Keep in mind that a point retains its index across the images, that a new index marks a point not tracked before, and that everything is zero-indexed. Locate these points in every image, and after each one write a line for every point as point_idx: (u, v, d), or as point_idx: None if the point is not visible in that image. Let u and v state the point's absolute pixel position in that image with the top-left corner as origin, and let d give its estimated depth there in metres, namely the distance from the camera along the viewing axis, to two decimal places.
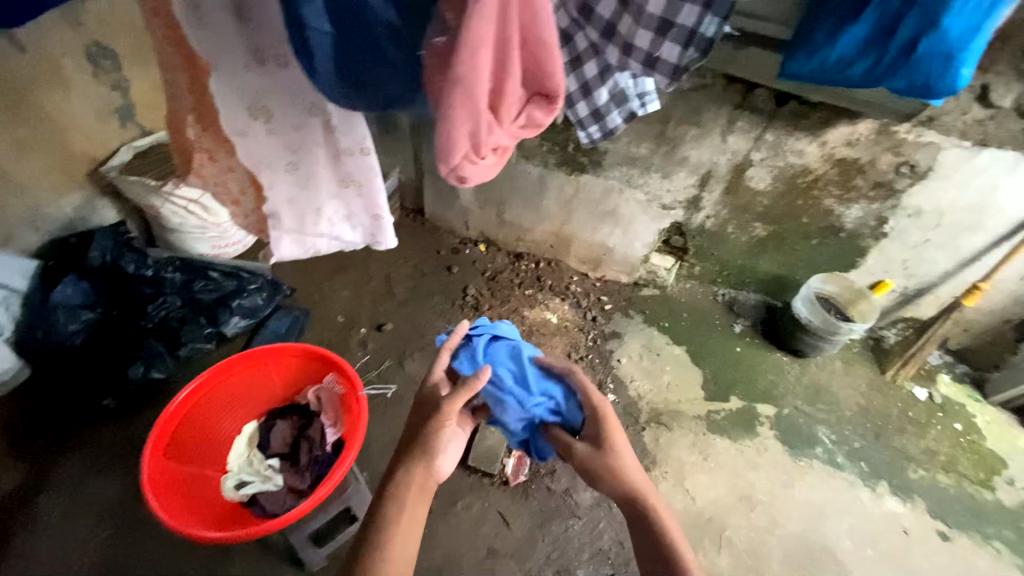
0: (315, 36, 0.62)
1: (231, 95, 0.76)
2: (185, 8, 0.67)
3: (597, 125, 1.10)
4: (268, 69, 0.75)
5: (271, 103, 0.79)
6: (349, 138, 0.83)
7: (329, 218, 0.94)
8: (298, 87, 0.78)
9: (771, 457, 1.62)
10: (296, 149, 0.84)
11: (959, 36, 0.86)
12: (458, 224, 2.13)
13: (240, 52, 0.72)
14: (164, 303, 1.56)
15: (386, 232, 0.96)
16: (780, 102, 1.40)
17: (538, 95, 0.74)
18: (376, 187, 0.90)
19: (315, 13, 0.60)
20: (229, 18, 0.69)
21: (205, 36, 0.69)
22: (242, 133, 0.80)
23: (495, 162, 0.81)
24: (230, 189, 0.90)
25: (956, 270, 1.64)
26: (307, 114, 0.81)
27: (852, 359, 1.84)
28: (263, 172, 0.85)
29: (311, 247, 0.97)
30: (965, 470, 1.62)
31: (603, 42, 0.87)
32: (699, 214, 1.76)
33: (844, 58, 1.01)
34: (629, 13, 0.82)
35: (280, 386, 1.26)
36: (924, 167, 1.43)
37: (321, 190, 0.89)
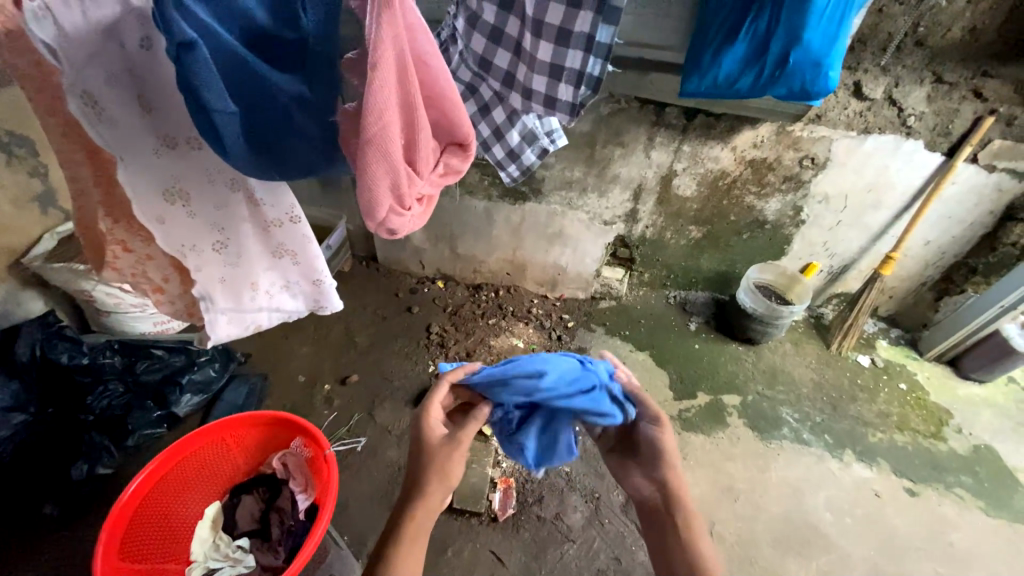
0: (221, 118, 0.60)
1: (142, 182, 0.69)
2: (82, 105, 0.60)
3: (515, 164, 1.19)
4: (180, 151, 0.70)
5: (188, 185, 0.73)
6: (276, 209, 0.80)
7: (267, 290, 0.88)
8: (215, 164, 0.73)
9: (744, 445, 1.68)
10: (223, 227, 0.78)
11: (820, 47, 1.02)
12: (413, 265, 2.14)
13: (147, 140, 0.67)
14: (105, 391, 1.45)
15: (330, 296, 0.93)
16: (690, 117, 1.54)
17: (450, 144, 0.81)
18: (312, 254, 0.87)
19: (219, 96, 0.58)
20: (129, 107, 0.63)
21: (106, 131, 0.63)
22: (159, 221, 0.72)
23: (421, 211, 0.84)
24: (152, 278, 0.85)
25: (870, 244, 1.81)
26: (230, 192, 0.76)
27: (799, 338, 1.97)
28: (188, 256, 0.77)
29: (251, 323, 0.89)
30: (916, 426, 1.74)
31: (506, 89, 0.97)
32: (639, 225, 1.87)
33: (730, 76, 1.14)
34: (522, 62, 0.90)
35: (242, 461, 1.20)
36: (822, 158, 1.61)
37: (255, 264, 0.83)
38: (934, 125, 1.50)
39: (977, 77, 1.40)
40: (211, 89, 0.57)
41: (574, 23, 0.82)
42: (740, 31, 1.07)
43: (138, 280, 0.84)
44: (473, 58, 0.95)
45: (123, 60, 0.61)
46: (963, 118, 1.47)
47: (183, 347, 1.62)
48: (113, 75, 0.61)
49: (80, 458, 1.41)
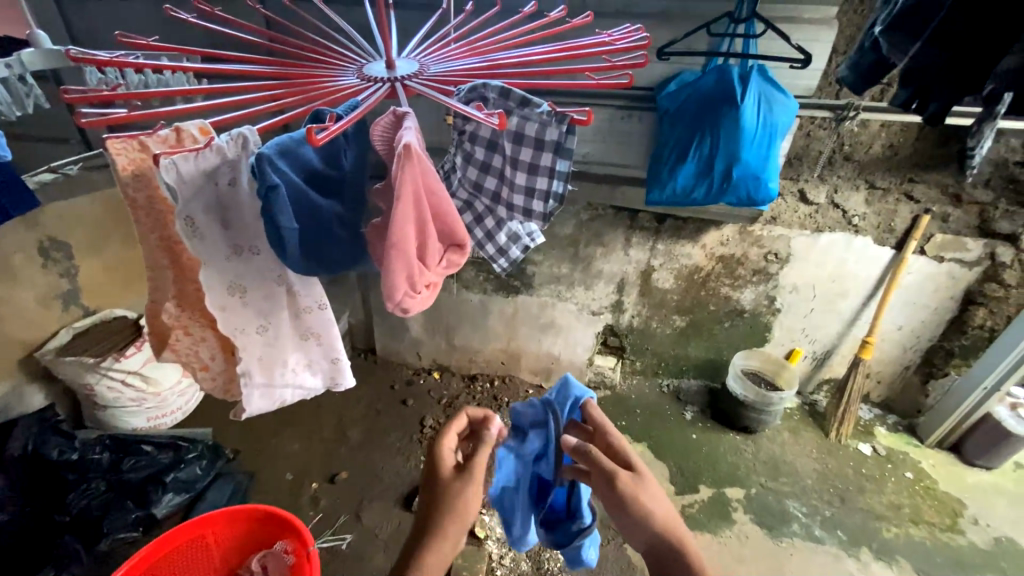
0: (287, 232, 0.70)
1: (213, 279, 0.76)
2: (184, 227, 0.71)
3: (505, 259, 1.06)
4: (246, 257, 0.78)
5: (247, 280, 0.79)
6: (308, 298, 0.86)
7: (294, 367, 0.90)
8: (270, 264, 0.80)
9: (753, 544, 1.58)
10: (267, 313, 0.83)
11: (756, 165, 1.24)
12: (410, 357, 2.20)
13: (222, 249, 0.75)
14: (87, 489, 1.42)
15: (347, 373, 0.95)
16: (660, 221, 1.75)
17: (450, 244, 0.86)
18: (334, 334, 0.92)
19: (288, 216, 0.69)
20: (216, 226, 0.73)
21: (197, 242, 0.72)
22: (221, 309, 0.78)
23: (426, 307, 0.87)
24: (200, 356, 0.86)
25: (846, 330, 1.90)
26: (277, 286, 0.82)
27: (797, 426, 1.95)
28: (237, 337, 0.81)
29: (279, 399, 0.89)
30: (930, 518, 1.66)
31: (494, 205, 0.94)
32: (625, 315, 1.98)
33: (686, 187, 1.33)
34: (505, 185, 0.89)
35: (220, 563, 1.13)
36: (784, 253, 1.78)
37: (287, 345, 0.87)
38: (878, 224, 1.70)
39: (905, 183, 1.63)
40: (284, 214, 0.68)
41: (540, 158, 0.82)
42: (688, 154, 1.29)
43: (189, 360, 0.86)
44: (467, 180, 0.95)
45: (216, 195, 0.71)
46: (902, 217, 1.67)
47: (173, 443, 1.61)
48: (209, 205, 0.71)
49: (47, 564, 1.32)
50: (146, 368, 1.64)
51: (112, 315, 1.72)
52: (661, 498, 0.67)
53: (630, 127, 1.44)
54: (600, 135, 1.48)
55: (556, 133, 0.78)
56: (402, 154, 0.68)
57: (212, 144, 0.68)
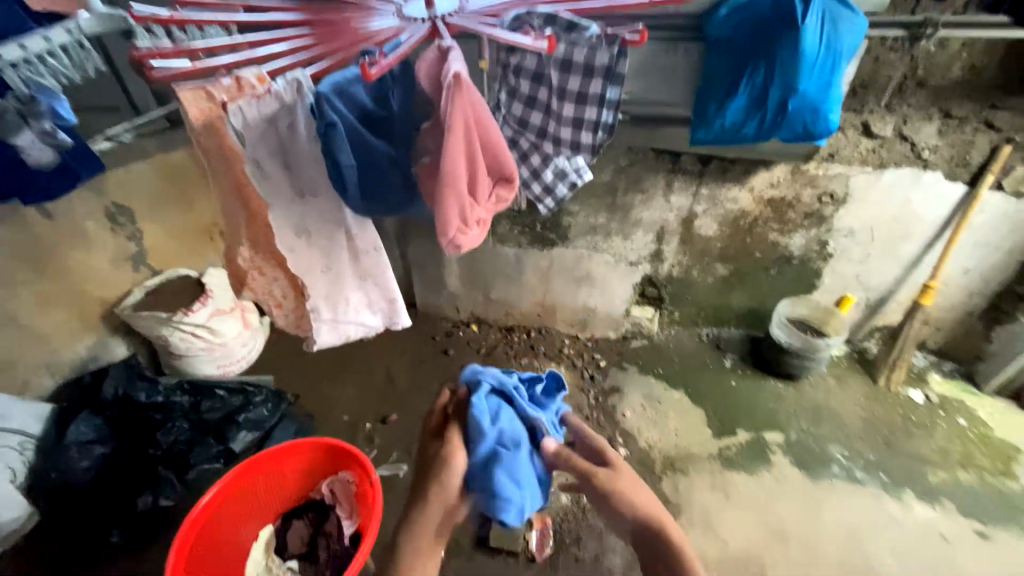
0: (347, 170, 0.80)
1: (283, 220, 0.90)
2: (251, 169, 0.82)
3: (550, 197, 1.13)
4: (307, 201, 0.90)
5: (309, 224, 0.92)
6: (365, 241, 0.99)
7: (355, 307, 1.06)
8: (329, 208, 0.92)
9: (790, 485, 1.60)
10: (329, 255, 0.98)
11: (816, 94, 1.14)
12: (449, 310, 2.27)
13: (287, 192, 0.88)
14: (173, 428, 1.60)
15: (402, 313, 1.10)
16: (704, 163, 1.66)
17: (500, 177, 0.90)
18: (389, 276, 1.05)
19: (347, 154, 0.78)
20: (279, 168, 0.84)
21: (266, 184, 0.84)
22: (288, 247, 0.93)
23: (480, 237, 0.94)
24: (275, 294, 1.03)
25: (905, 274, 1.79)
26: (337, 228, 0.96)
27: (844, 374, 1.91)
28: (305, 277, 0.97)
29: (343, 333, 1.08)
30: (983, 464, 1.62)
31: (540, 141, 0.99)
32: (664, 265, 1.94)
33: (735, 123, 1.25)
34: (552, 119, 0.94)
35: (294, 488, 1.24)
36: (841, 193, 1.66)
37: (347, 283, 1.03)
38: (950, 158, 1.54)
39: (985, 110, 1.46)
40: (343, 153, 0.78)
41: (588, 87, 0.87)
42: (739, 86, 1.19)
43: (265, 297, 1.03)
44: (512, 116, 0.98)
45: (277, 137, 0.81)
46: (979, 148, 1.51)
47: (241, 388, 1.76)
48: (272, 150, 0.81)
49: (146, 490, 1.50)
50: (212, 321, 1.77)
51: (175, 274, 1.83)
52: (642, 492, 0.88)
53: (676, 61, 1.34)
54: (643, 72, 1.38)
55: (607, 56, 0.83)
56: (452, 86, 0.72)
57: (272, 89, 0.75)
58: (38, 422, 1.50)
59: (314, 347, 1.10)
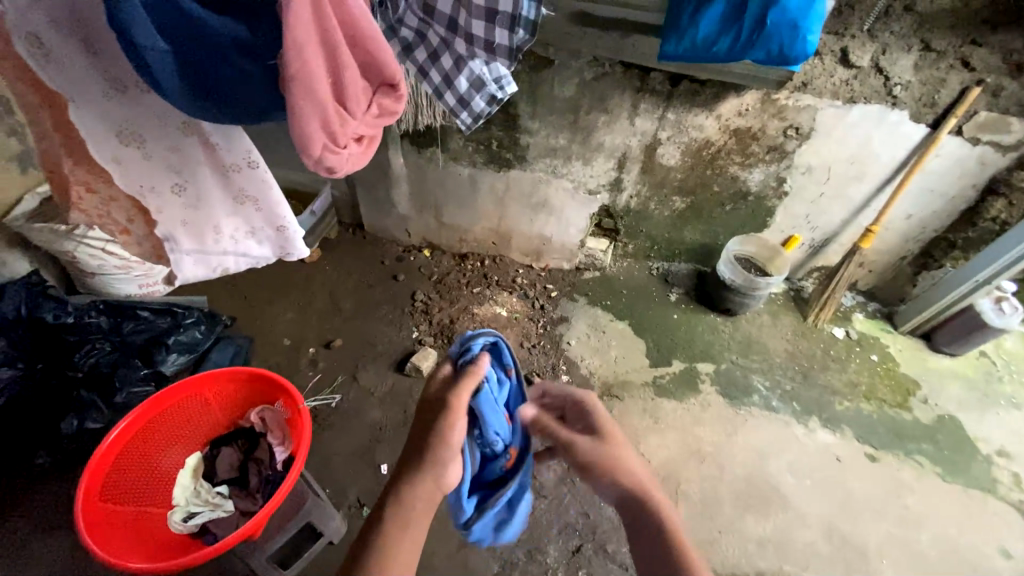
0: (152, 56, 0.56)
1: (97, 124, 0.69)
2: (27, 46, 0.60)
3: (466, 111, 1.12)
4: (131, 96, 0.70)
5: (142, 129, 0.73)
6: (235, 153, 0.81)
7: (232, 235, 0.91)
8: (165, 108, 0.73)
9: (714, 411, 1.73)
10: (180, 172, 0.80)
11: (797, 9, 1.00)
12: (399, 233, 2.16)
13: (97, 84, 0.66)
14: (93, 349, 1.48)
15: (296, 242, 0.96)
16: (674, 84, 1.52)
17: (383, 84, 0.80)
18: (273, 199, 0.89)
19: (147, 33, 0.54)
20: (77, 49, 0.63)
21: (56, 75, 0.63)
22: (116, 161, 0.74)
23: (359, 152, 0.82)
24: (117, 217, 0.82)
25: (851, 217, 1.81)
26: (189, 137, 0.77)
27: (778, 310, 2.00)
28: (149, 198, 0.80)
29: (218, 265, 0.94)
30: (883, 395, 1.79)
31: (450, 35, 0.98)
32: (623, 195, 1.87)
33: (709, 37, 1.12)
34: (462, 7, 0.92)
35: (221, 415, 1.20)
36: (807, 128, 1.59)
37: (215, 209, 0.86)
38: (919, 96, 1.47)
39: (965, 46, 1.36)
40: (137, 22, 0.52)
41: None
42: None
43: (105, 221, 0.81)
44: (417, 3, 0.95)
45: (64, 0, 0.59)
46: (949, 88, 1.44)
47: (170, 310, 1.65)
48: (52, 15, 0.59)
49: (70, 413, 1.42)
50: None
51: None
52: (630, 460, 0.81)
53: None
54: None
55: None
56: None
57: None
58: None
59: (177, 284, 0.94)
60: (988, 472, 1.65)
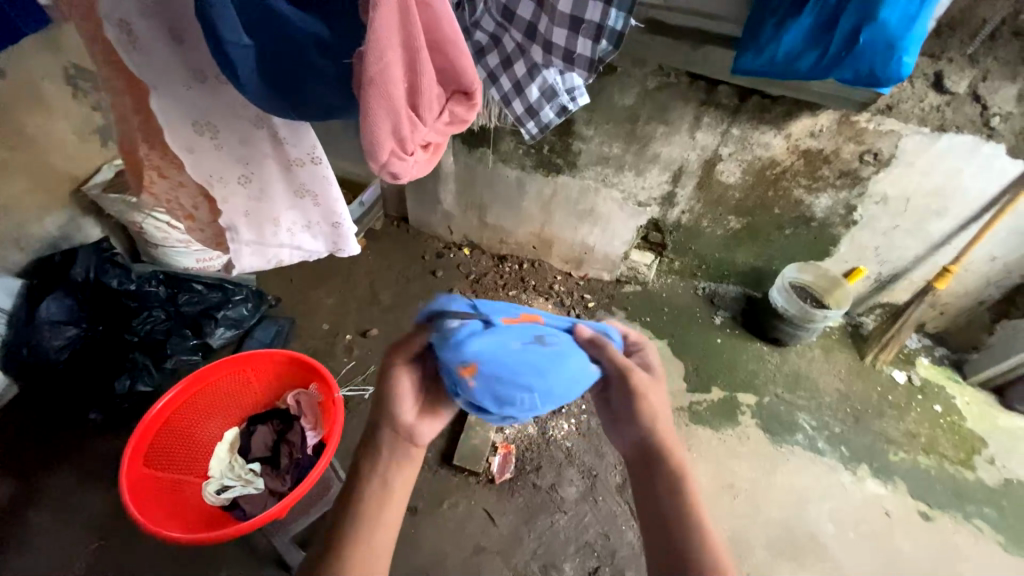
0: (236, 53, 0.54)
1: (172, 113, 0.67)
2: (117, 33, 0.58)
3: (533, 121, 1.13)
4: (210, 86, 0.67)
5: (217, 119, 0.71)
6: (299, 148, 0.77)
7: (289, 228, 0.88)
8: (241, 98, 0.70)
9: (752, 446, 1.63)
10: (247, 162, 0.76)
11: (897, 29, 0.92)
12: (442, 229, 2.17)
13: (179, 73, 0.64)
14: (149, 316, 1.57)
15: (349, 240, 0.92)
16: (743, 98, 1.45)
17: (456, 92, 0.76)
18: (333, 196, 0.85)
19: (232, 27, 0.52)
20: (161, 35, 0.60)
21: (142, 63, 0.61)
22: (189, 151, 0.71)
23: (423, 158, 0.79)
24: (183, 204, 0.81)
25: (926, 254, 1.66)
26: (258, 128, 0.73)
27: (832, 346, 1.87)
28: (215, 187, 0.77)
29: (273, 257, 0.90)
30: (945, 450, 1.63)
31: (527, 42, 0.95)
32: (674, 209, 1.80)
33: (791, 53, 1.04)
34: (545, 13, 0.90)
35: (260, 394, 1.23)
36: (886, 154, 1.47)
37: (275, 202, 0.82)
38: (1021, 129, 1.33)
39: None
40: (222, 15, 0.51)
41: None
42: (806, 4, 0.97)
43: (172, 206, 0.81)
44: (496, 7, 0.94)
45: None
46: None
47: (221, 285, 1.74)
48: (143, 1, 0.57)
49: (123, 373, 1.51)
50: None
51: None
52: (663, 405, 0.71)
53: None
54: None
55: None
56: None
57: None
58: (7, 297, 1.46)
59: (235, 270, 0.92)
60: None
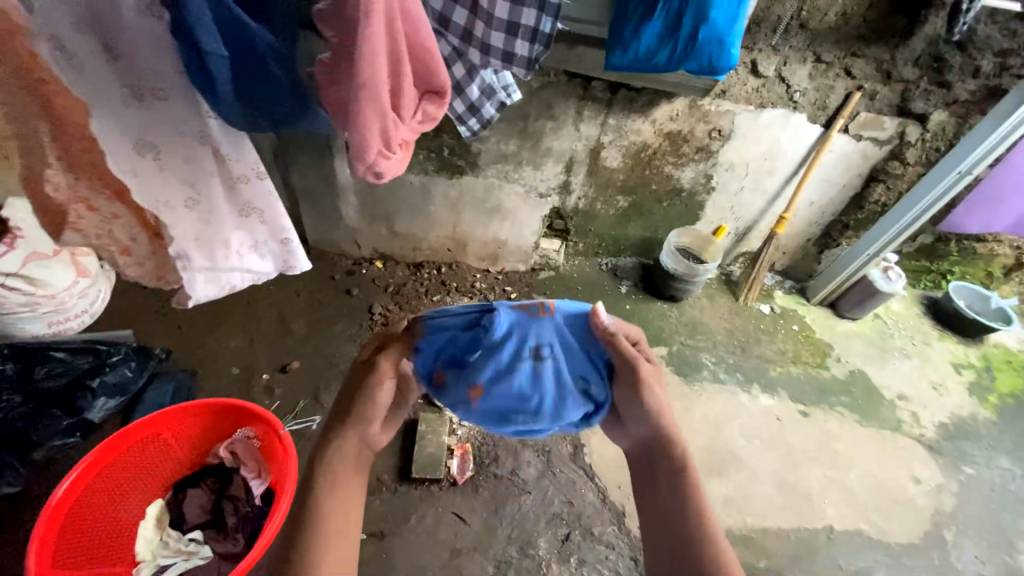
0: (215, 60, 0.66)
1: (113, 133, 0.74)
2: (51, 51, 0.64)
3: (475, 118, 1.27)
4: (147, 104, 0.74)
5: (157, 138, 0.78)
6: (242, 165, 0.89)
7: (238, 249, 0.98)
8: (183, 118, 0.79)
9: (672, 390, 1.88)
10: (194, 184, 0.86)
11: (723, 26, 1.15)
12: (349, 246, 2.08)
13: (115, 91, 0.71)
14: (2, 402, 1.35)
15: (295, 252, 1.04)
16: (613, 91, 1.66)
17: (428, 92, 0.90)
18: (277, 212, 0.99)
19: (212, 40, 0.65)
20: (97, 54, 0.67)
21: (77, 78, 0.67)
22: (134, 174, 0.78)
23: (401, 156, 0.91)
24: (118, 236, 0.85)
25: (768, 206, 2.07)
26: (202, 148, 0.84)
27: (714, 293, 2.23)
28: (164, 211, 0.84)
29: (225, 283, 0.99)
30: (806, 359, 2.06)
31: (464, 45, 1.04)
32: (572, 197, 1.98)
33: (649, 50, 1.24)
34: (480, 20, 0.99)
35: (186, 456, 1.12)
36: (727, 130, 1.80)
37: (225, 223, 0.93)
38: (814, 100, 1.73)
39: (847, 57, 1.64)
40: (205, 33, 0.64)
41: None
42: (656, 8, 1.16)
43: (104, 243, 0.84)
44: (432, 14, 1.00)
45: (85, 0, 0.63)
46: (837, 93, 1.71)
47: (91, 348, 1.49)
48: (76, 18, 0.63)
49: None
50: (27, 269, 1.41)
51: None
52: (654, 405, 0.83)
53: None
54: None
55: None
56: None
57: None
58: None
59: (190, 304, 0.97)
60: (892, 413, 1.96)
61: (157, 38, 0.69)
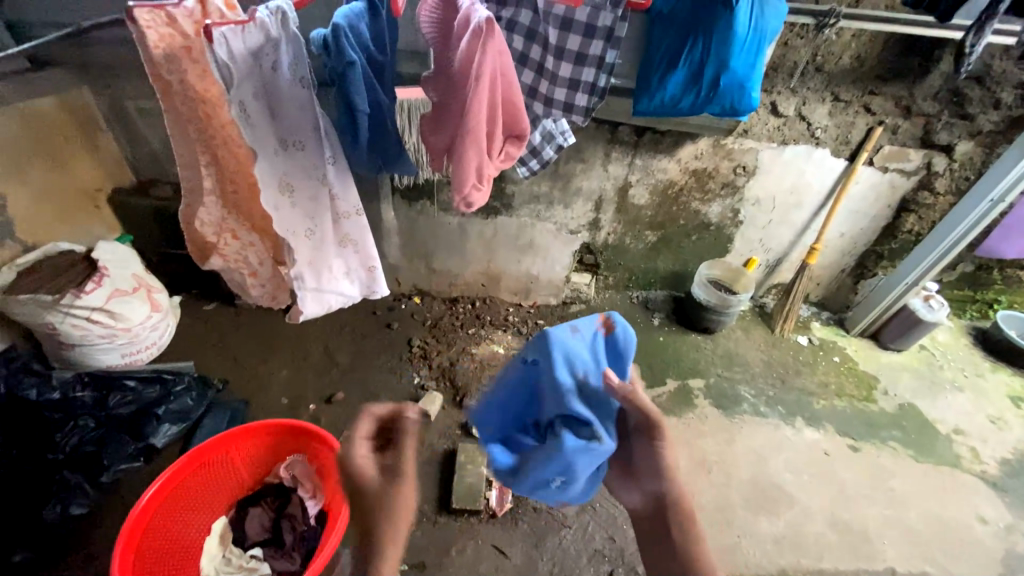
0: (360, 114, 0.96)
1: (268, 176, 0.98)
2: (239, 113, 0.90)
3: (535, 159, 1.42)
4: (290, 152, 1.00)
5: (293, 180, 1.03)
6: (347, 204, 1.12)
7: (335, 274, 1.19)
8: (312, 163, 1.03)
9: (711, 423, 1.85)
10: (312, 217, 1.09)
11: (742, 73, 1.25)
12: (390, 282, 2.20)
13: (273, 143, 0.97)
14: (77, 427, 1.43)
15: (379, 279, 1.25)
16: (639, 134, 1.77)
17: (510, 137, 1.10)
18: (368, 243, 1.19)
19: (361, 100, 0.94)
20: (265, 116, 0.94)
21: (253, 133, 0.93)
22: (276, 207, 1.02)
23: (487, 189, 1.12)
24: (250, 261, 1.25)
25: (797, 238, 2.10)
26: (321, 187, 1.07)
27: (748, 325, 2.22)
28: (291, 238, 1.06)
29: (326, 302, 1.20)
30: (851, 392, 2.00)
31: (529, 100, 1.23)
32: (601, 232, 2.07)
33: (674, 97, 1.35)
34: (544, 79, 1.19)
35: (247, 474, 1.25)
36: (751, 166, 1.87)
37: (330, 252, 1.15)
38: (836, 136, 1.80)
39: (865, 95, 1.72)
40: (358, 95, 0.93)
41: (588, 49, 1.13)
42: (679, 60, 1.28)
43: (238, 265, 1.24)
44: None
45: (262, 79, 0.91)
46: (858, 129, 1.78)
47: (158, 377, 1.60)
48: (257, 91, 0.91)
49: (52, 499, 1.35)
50: (111, 304, 1.57)
51: (57, 248, 1.60)
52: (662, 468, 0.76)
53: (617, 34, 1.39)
54: None
55: (610, 18, 1.09)
56: (485, 33, 0.86)
57: (257, 20, 0.85)
58: None
59: (300, 318, 1.20)
60: (950, 449, 1.85)
61: (302, 103, 0.96)
